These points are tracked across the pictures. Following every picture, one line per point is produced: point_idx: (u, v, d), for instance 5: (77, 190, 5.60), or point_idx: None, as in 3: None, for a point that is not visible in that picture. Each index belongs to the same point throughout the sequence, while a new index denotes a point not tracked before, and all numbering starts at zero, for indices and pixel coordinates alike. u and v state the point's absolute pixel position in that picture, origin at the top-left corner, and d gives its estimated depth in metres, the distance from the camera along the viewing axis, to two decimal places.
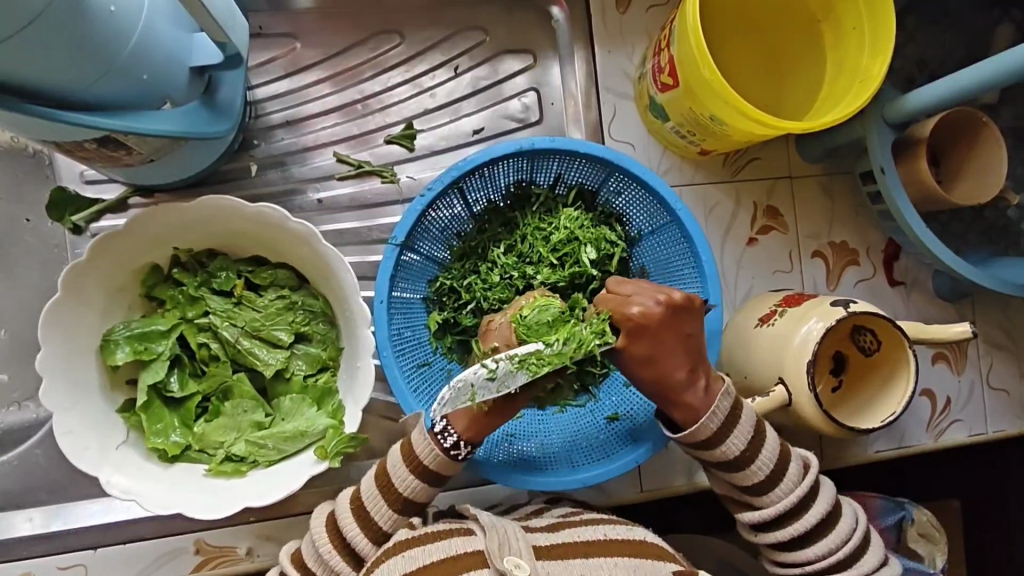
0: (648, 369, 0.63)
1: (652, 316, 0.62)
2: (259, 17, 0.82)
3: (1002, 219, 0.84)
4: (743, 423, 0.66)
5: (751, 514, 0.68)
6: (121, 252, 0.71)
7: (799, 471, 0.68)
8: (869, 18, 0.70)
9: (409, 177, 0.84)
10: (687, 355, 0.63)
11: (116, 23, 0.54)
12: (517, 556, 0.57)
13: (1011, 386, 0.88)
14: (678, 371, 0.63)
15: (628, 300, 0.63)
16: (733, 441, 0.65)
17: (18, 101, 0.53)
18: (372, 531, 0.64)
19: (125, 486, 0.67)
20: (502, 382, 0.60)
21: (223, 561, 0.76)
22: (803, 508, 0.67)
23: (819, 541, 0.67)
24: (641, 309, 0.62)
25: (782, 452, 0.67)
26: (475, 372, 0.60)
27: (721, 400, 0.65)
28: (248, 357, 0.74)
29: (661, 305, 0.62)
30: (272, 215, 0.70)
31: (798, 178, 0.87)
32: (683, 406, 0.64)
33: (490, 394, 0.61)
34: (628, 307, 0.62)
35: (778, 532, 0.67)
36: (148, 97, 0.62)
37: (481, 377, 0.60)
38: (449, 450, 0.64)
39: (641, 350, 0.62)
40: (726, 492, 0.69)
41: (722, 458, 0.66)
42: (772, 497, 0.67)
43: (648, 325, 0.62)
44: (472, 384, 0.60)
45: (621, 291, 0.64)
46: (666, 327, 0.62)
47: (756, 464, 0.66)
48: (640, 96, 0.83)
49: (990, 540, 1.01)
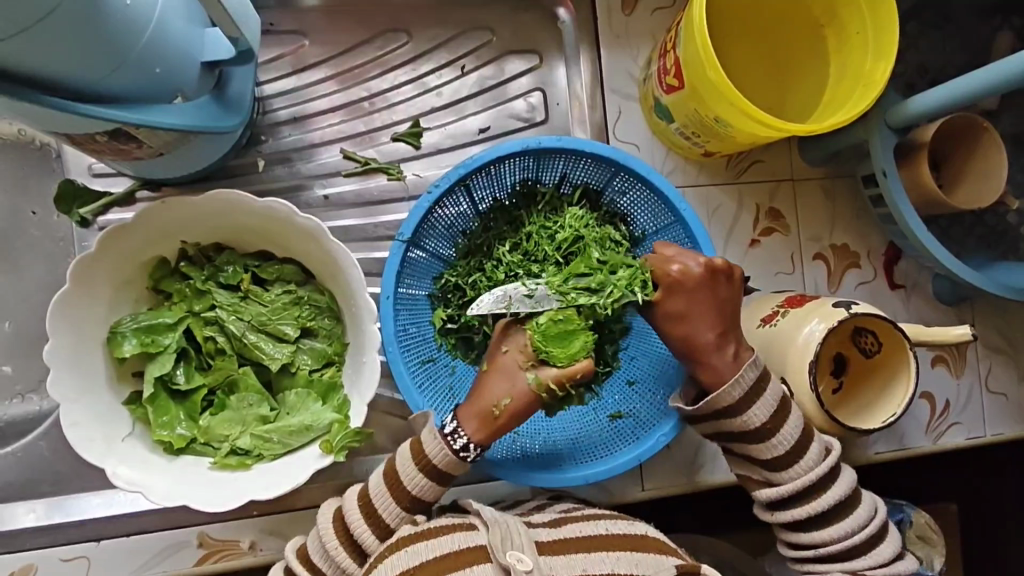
0: (680, 327, 0.67)
1: (690, 274, 0.66)
2: (268, 13, 0.82)
3: (1001, 224, 0.85)
4: (767, 397, 0.67)
5: (771, 490, 0.68)
6: (131, 244, 0.71)
7: (821, 453, 0.68)
8: (873, 25, 0.71)
9: (415, 175, 0.84)
10: (720, 319, 0.67)
11: (130, 16, 0.55)
12: (520, 552, 0.58)
13: (1009, 390, 0.89)
14: (710, 331, 0.67)
15: (669, 259, 0.67)
16: (755, 412, 0.67)
17: (36, 93, 0.53)
18: (378, 526, 0.64)
19: (129, 478, 0.67)
20: (538, 301, 0.67)
21: (225, 555, 0.77)
22: (821, 490, 0.68)
23: (836, 522, 0.67)
24: (681, 266, 0.66)
25: (806, 430, 0.68)
26: (516, 287, 0.68)
27: (750, 369, 0.67)
28: (254, 352, 0.74)
29: (700, 266, 0.66)
30: (279, 210, 0.70)
31: (799, 181, 0.88)
32: (709, 368, 0.67)
33: (525, 307, 0.67)
34: (668, 264, 0.66)
35: (795, 510, 0.68)
36: (161, 91, 0.62)
37: (519, 292, 0.68)
38: (457, 451, 0.64)
39: (678, 305, 0.66)
40: (748, 469, 0.70)
41: (744, 429, 0.67)
42: (794, 473, 0.67)
43: (687, 282, 0.66)
44: (510, 295, 0.68)
45: (665, 253, 0.68)
46: (702, 287, 0.66)
47: (779, 437, 0.67)
48: (646, 98, 0.83)
49: (986, 543, 1.02)
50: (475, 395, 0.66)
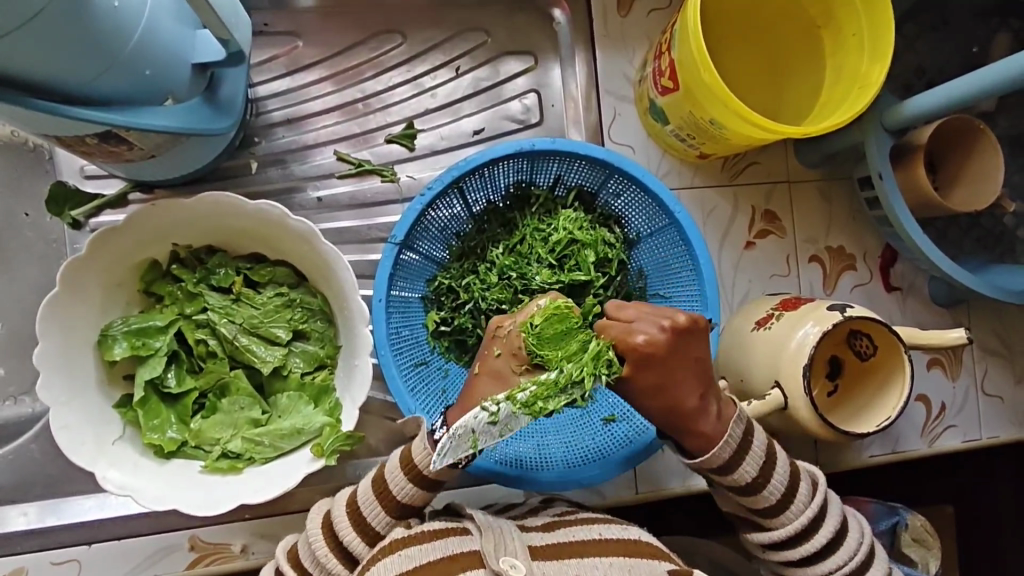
0: (659, 400, 0.61)
1: (659, 343, 0.60)
2: (262, 14, 0.82)
3: (998, 226, 0.85)
4: (755, 448, 0.66)
5: (763, 535, 0.68)
6: (121, 246, 0.71)
7: (810, 491, 0.68)
8: (868, 26, 0.71)
9: (409, 177, 0.84)
10: (697, 380, 0.62)
11: (120, 19, 0.54)
12: (513, 557, 0.58)
13: (1005, 393, 0.89)
14: (690, 398, 0.62)
15: (632, 328, 0.61)
16: (745, 469, 0.65)
17: (23, 96, 0.53)
18: (367, 534, 0.64)
19: (119, 481, 0.67)
20: (505, 425, 0.60)
21: (216, 558, 0.76)
22: (814, 529, 0.67)
23: (831, 556, 0.67)
24: (647, 338, 0.60)
25: (792, 472, 0.68)
26: (477, 417, 0.59)
27: (735, 426, 0.64)
28: (245, 354, 0.74)
29: (666, 331, 0.61)
30: (271, 212, 0.70)
31: (796, 183, 0.87)
32: (697, 435, 0.63)
33: (492, 438, 0.60)
34: (633, 336, 0.60)
35: (789, 552, 0.68)
36: (151, 93, 0.62)
37: (482, 423, 0.60)
38: (446, 457, 0.63)
39: (650, 379, 0.61)
40: (738, 514, 0.69)
41: (734, 484, 0.66)
42: (784, 519, 0.67)
43: (656, 353, 0.60)
44: (473, 430, 0.60)
45: (623, 318, 0.62)
46: (674, 354, 0.61)
47: (768, 488, 0.66)
48: (641, 99, 0.83)
49: (981, 546, 1.01)
50: (467, 397, 0.63)
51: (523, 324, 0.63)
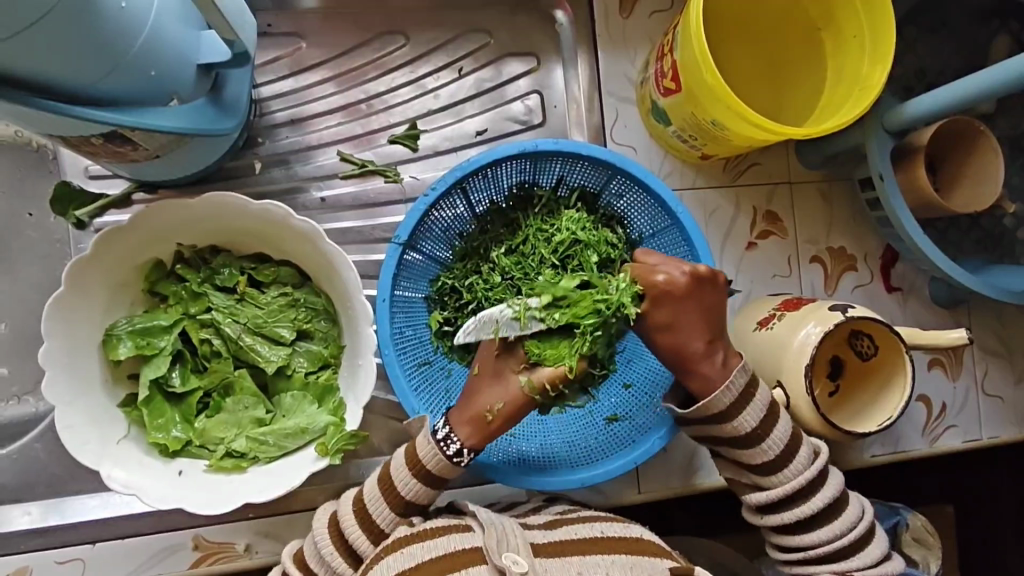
0: (668, 337, 0.65)
1: (676, 283, 0.65)
2: (266, 15, 0.82)
3: (998, 227, 0.85)
4: (755, 403, 0.67)
5: (761, 494, 0.68)
6: (127, 246, 0.71)
7: (811, 455, 0.68)
8: (870, 30, 0.71)
9: (412, 177, 0.84)
10: (706, 327, 0.66)
11: (126, 19, 0.55)
12: (516, 553, 0.58)
13: (1005, 394, 0.89)
14: (697, 342, 0.66)
15: (654, 269, 0.66)
16: (745, 417, 0.66)
17: (29, 96, 0.53)
18: (373, 532, 0.65)
19: (125, 480, 0.67)
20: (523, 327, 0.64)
21: (220, 557, 0.77)
22: (812, 491, 0.68)
23: (826, 524, 0.67)
24: (667, 277, 0.65)
25: (794, 433, 0.68)
26: (501, 310, 0.65)
27: (739, 375, 0.66)
28: (250, 354, 0.74)
29: (685, 276, 0.65)
30: (276, 212, 0.70)
31: (797, 184, 0.88)
32: (698, 377, 0.66)
33: (511, 334, 0.65)
34: (653, 275, 0.65)
35: (783, 514, 0.68)
36: (156, 94, 0.62)
37: (506, 317, 0.65)
38: (450, 457, 0.64)
39: (663, 316, 0.65)
40: (736, 473, 0.70)
41: (734, 434, 0.67)
42: (783, 477, 0.67)
43: (673, 292, 0.65)
44: (496, 319, 0.65)
45: (647, 261, 0.67)
46: (689, 296, 0.65)
47: (769, 441, 0.67)
48: (643, 100, 0.83)
49: (981, 547, 1.02)
50: (467, 401, 0.65)
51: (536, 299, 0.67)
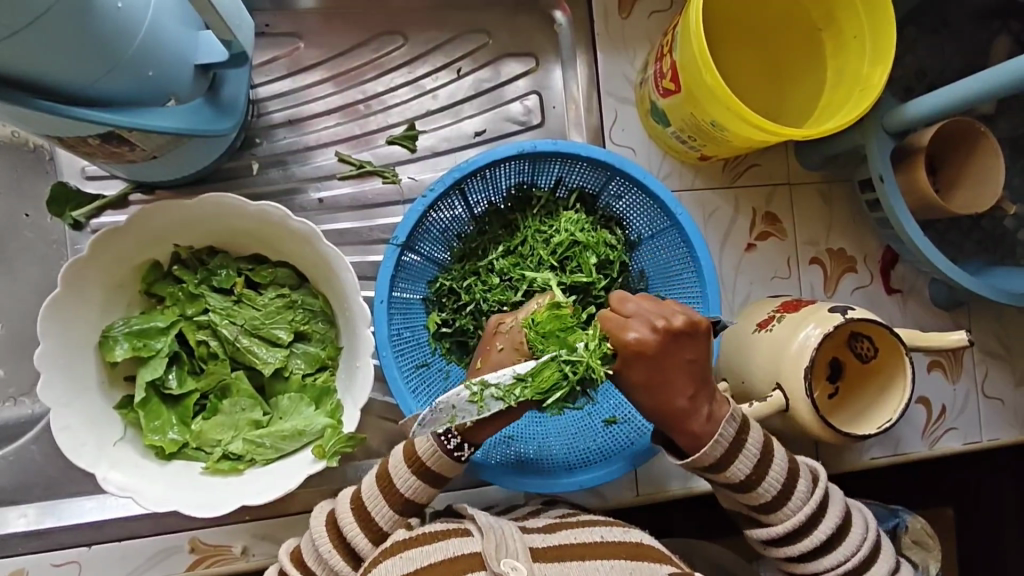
0: (650, 396, 0.61)
1: (648, 344, 0.59)
2: (264, 15, 0.82)
3: (999, 228, 0.85)
4: (749, 448, 0.65)
5: (763, 530, 0.68)
6: (123, 247, 0.71)
7: (809, 486, 0.68)
8: (871, 30, 0.71)
9: (410, 178, 0.84)
10: (689, 381, 0.61)
11: (123, 19, 0.54)
12: (514, 559, 0.57)
13: (1005, 395, 0.89)
14: (680, 398, 0.61)
15: (626, 324, 0.60)
16: (738, 467, 0.65)
17: (24, 96, 0.53)
18: (371, 531, 0.64)
19: (121, 483, 0.67)
20: (483, 406, 0.59)
21: (217, 560, 0.76)
22: (814, 524, 0.67)
23: (833, 551, 0.67)
24: (637, 337, 0.59)
25: (791, 468, 0.67)
26: (457, 395, 0.59)
27: (727, 427, 0.64)
28: (247, 355, 0.74)
29: (657, 332, 0.60)
30: (273, 214, 0.70)
31: (796, 185, 0.87)
32: (687, 434, 0.63)
33: (471, 416, 0.60)
34: (624, 333, 0.60)
35: (789, 547, 0.67)
36: (153, 95, 0.62)
37: (463, 400, 0.59)
38: (450, 451, 0.64)
39: (641, 375, 0.60)
40: (738, 510, 0.69)
41: (729, 481, 0.66)
42: (784, 514, 0.67)
43: (645, 352, 0.59)
44: (453, 406, 0.59)
45: (620, 312, 0.61)
46: (663, 354, 0.60)
47: (765, 484, 0.66)
48: (642, 101, 0.83)
49: (980, 548, 1.02)
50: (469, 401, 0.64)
51: (524, 320, 0.64)
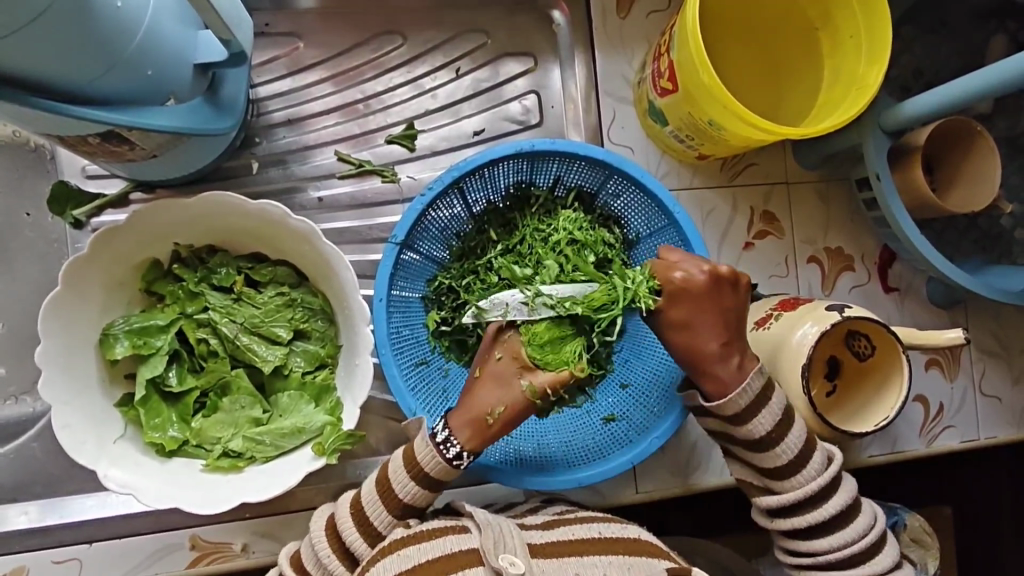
0: (683, 335, 0.66)
1: (693, 281, 0.66)
2: (263, 15, 0.83)
3: (995, 227, 0.85)
4: (772, 405, 0.67)
5: (772, 497, 0.68)
6: (124, 245, 0.71)
7: (824, 460, 0.68)
8: (867, 29, 0.71)
9: (409, 177, 0.84)
10: (725, 329, 0.66)
11: (123, 18, 0.55)
12: (512, 555, 0.58)
13: (1003, 394, 0.89)
14: (713, 343, 0.65)
15: (673, 265, 0.66)
16: (759, 421, 0.66)
17: (25, 94, 0.53)
18: (369, 535, 0.65)
19: (121, 480, 0.67)
20: (531, 311, 0.66)
21: (217, 557, 0.77)
22: (823, 499, 0.67)
23: (836, 532, 0.67)
24: (684, 274, 0.66)
25: (810, 438, 0.68)
26: (513, 296, 0.68)
27: (755, 379, 0.66)
28: (247, 354, 0.74)
29: (704, 274, 0.66)
30: (273, 212, 0.70)
31: (794, 184, 0.88)
32: (714, 378, 0.66)
33: (519, 315, 0.67)
34: (671, 271, 0.66)
35: (794, 519, 0.68)
36: (152, 94, 0.62)
37: (517, 303, 0.67)
38: (450, 460, 0.64)
39: (680, 313, 0.66)
40: (750, 475, 0.70)
41: (748, 437, 0.67)
42: (795, 483, 0.67)
43: (689, 289, 0.65)
44: (507, 303, 0.67)
45: (668, 258, 0.67)
46: (707, 295, 0.66)
47: (784, 445, 0.67)
48: (640, 100, 0.83)
49: (977, 547, 1.02)
50: (467, 403, 0.64)
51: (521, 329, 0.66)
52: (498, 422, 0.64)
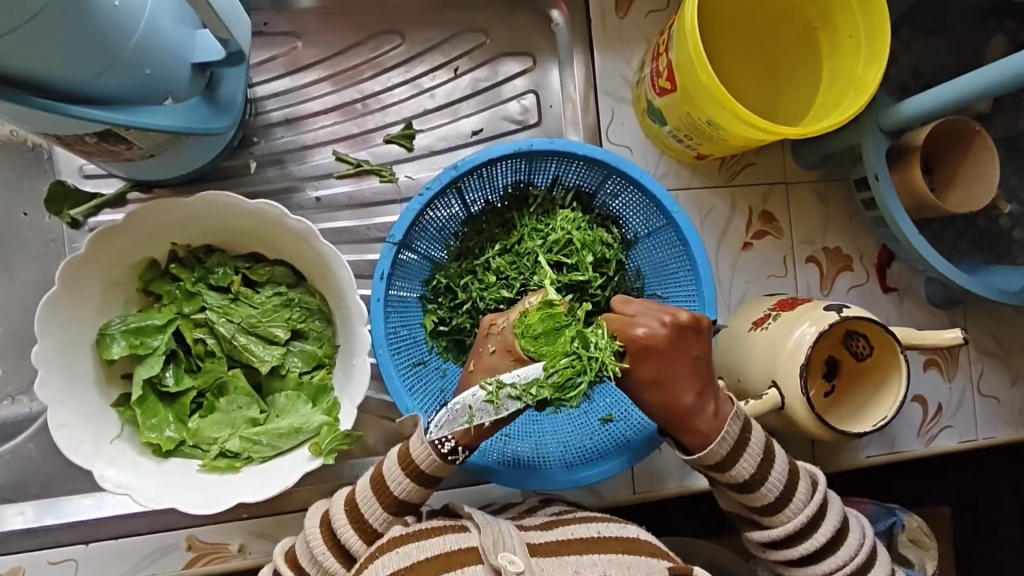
0: (656, 394, 0.62)
1: (658, 337, 0.62)
2: (262, 14, 0.82)
3: (994, 227, 0.85)
4: (752, 447, 0.66)
5: (763, 533, 0.68)
6: (121, 245, 0.71)
7: (810, 489, 0.68)
8: (865, 29, 0.71)
9: (407, 177, 0.84)
10: (696, 378, 0.63)
11: (121, 17, 0.55)
12: (511, 553, 0.58)
13: (1001, 394, 0.89)
14: (687, 394, 0.63)
15: (633, 321, 0.62)
16: (742, 466, 0.65)
17: (21, 94, 0.53)
18: (365, 531, 0.64)
19: (118, 480, 0.67)
20: (499, 405, 0.61)
21: (214, 558, 0.76)
22: (814, 527, 0.67)
23: (831, 556, 0.67)
24: (647, 330, 0.62)
25: (793, 470, 0.68)
26: (474, 395, 0.61)
27: (733, 424, 0.64)
28: (244, 354, 0.74)
29: (666, 327, 0.62)
30: (270, 212, 0.70)
31: (793, 184, 0.88)
32: (694, 433, 0.64)
33: (487, 416, 0.61)
34: (633, 328, 0.62)
35: (787, 550, 0.67)
36: (150, 94, 0.62)
37: (480, 400, 0.61)
38: (445, 455, 0.63)
39: (648, 372, 0.62)
40: (738, 510, 0.69)
41: (733, 482, 0.66)
42: (785, 517, 0.67)
43: (655, 345, 0.61)
44: (470, 406, 0.62)
45: (626, 312, 0.63)
46: (672, 348, 0.62)
47: (768, 484, 0.66)
48: (639, 100, 0.83)
49: (975, 547, 1.02)
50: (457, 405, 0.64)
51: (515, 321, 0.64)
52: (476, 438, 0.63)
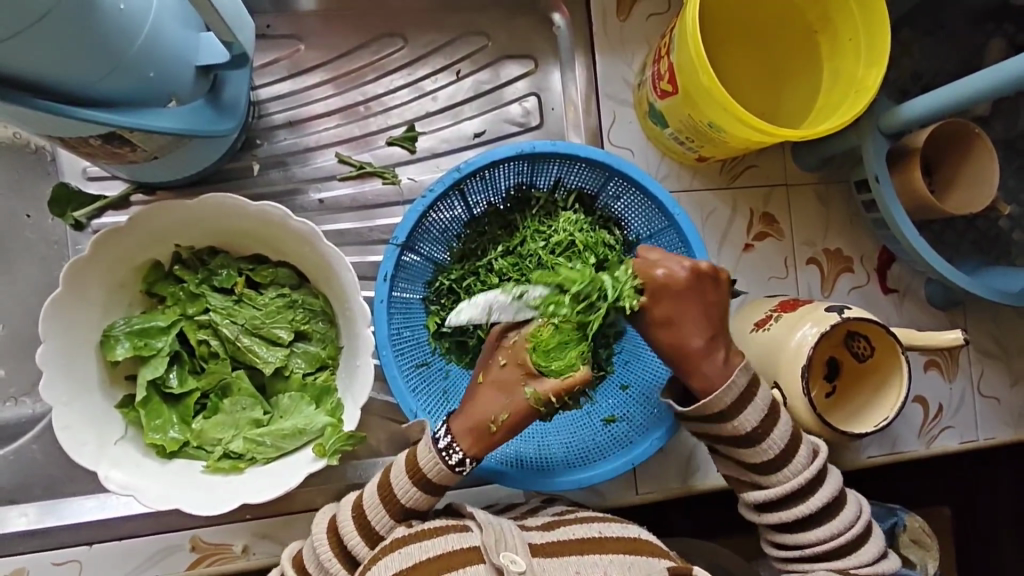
0: (668, 334, 0.66)
1: (676, 278, 0.65)
2: (264, 17, 0.83)
3: (993, 229, 0.85)
4: (757, 402, 0.66)
5: (760, 492, 0.68)
6: (125, 246, 0.71)
7: (809, 456, 0.68)
8: (866, 33, 0.72)
9: (410, 179, 0.84)
10: (707, 323, 0.66)
11: (125, 20, 0.55)
12: (514, 552, 0.58)
13: (1001, 394, 0.89)
14: (696, 338, 0.65)
15: (655, 263, 0.66)
16: (746, 416, 0.66)
17: (26, 96, 0.53)
18: (370, 535, 0.65)
19: (122, 481, 0.67)
20: (519, 309, 0.67)
21: (218, 558, 0.77)
22: (811, 490, 0.68)
23: (827, 523, 0.68)
24: (666, 272, 0.65)
25: (794, 432, 0.68)
26: (496, 296, 0.69)
27: (741, 374, 0.66)
28: (247, 355, 0.75)
29: (685, 271, 0.66)
30: (273, 214, 0.70)
31: (793, 186, 0.88)
32: (702, 376, 0.66)
33: (507, 315, 0.67)
34: (653, 270, 0.66)
35: (781, 512, 0.68)
36: (153, 96, 0.62)
37: (501, 300, 0.68)
38: (453, 466, 0.64)
39: (662, 310, 0.66)
40: (737, 473, 0.70)
41: (735, 434, 0.67)
42: (784, 476, 0.67)
43: (673, 286, 0.65)
44: (492, 304, 0.69)
45: (647, 255, 0.67)
46: (690, 291, 0.66)
47: (770, 440, 0.67)
48: (640, 103, 0.83)
49: (976, 548, 1.02)
50: (470, 408, 0.65)
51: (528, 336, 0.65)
52: (501, 428, 0.64)
